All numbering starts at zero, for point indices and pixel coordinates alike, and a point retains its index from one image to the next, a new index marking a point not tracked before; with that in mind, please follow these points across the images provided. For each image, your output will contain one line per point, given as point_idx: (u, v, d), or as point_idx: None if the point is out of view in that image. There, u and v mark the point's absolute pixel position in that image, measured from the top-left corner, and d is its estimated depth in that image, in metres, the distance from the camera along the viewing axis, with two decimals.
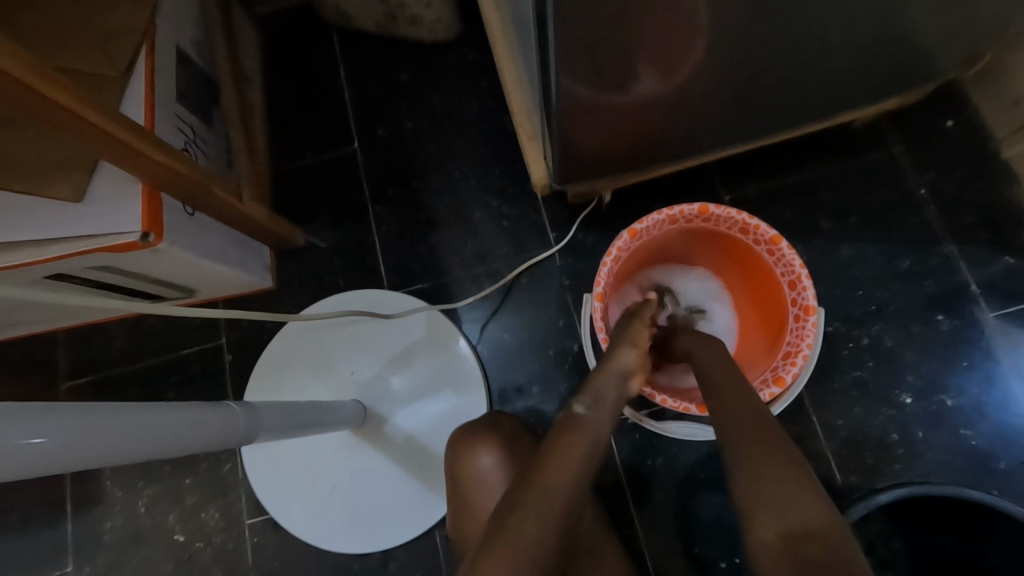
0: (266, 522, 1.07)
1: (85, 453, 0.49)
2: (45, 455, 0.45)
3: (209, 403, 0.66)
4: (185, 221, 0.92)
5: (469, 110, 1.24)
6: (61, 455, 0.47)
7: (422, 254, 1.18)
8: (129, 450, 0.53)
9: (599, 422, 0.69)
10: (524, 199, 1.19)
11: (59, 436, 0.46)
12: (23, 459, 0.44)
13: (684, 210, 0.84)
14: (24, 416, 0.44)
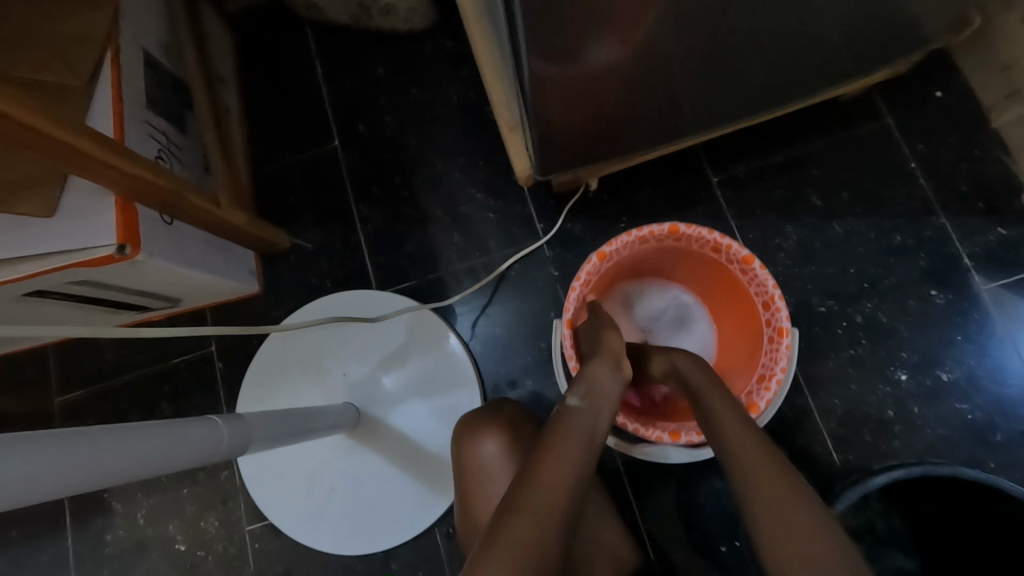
0: (267, 527, 1.07)
1: (58, 479, 0.47)
2: (16, 486, 0.43)
3: (191, 419, 0.63)
4: (163, 231, 0.90)
5: (450, 102, 1.22)
6: (31, 485, 0.44)
7: (410, 252, 1.16)
8: (106, 473, 0.51)
9: (593, 413, 0.68)
10: (509, 190, 1.17)
11: (31, 465, 0.44)
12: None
13: (652, 231, 0.81)
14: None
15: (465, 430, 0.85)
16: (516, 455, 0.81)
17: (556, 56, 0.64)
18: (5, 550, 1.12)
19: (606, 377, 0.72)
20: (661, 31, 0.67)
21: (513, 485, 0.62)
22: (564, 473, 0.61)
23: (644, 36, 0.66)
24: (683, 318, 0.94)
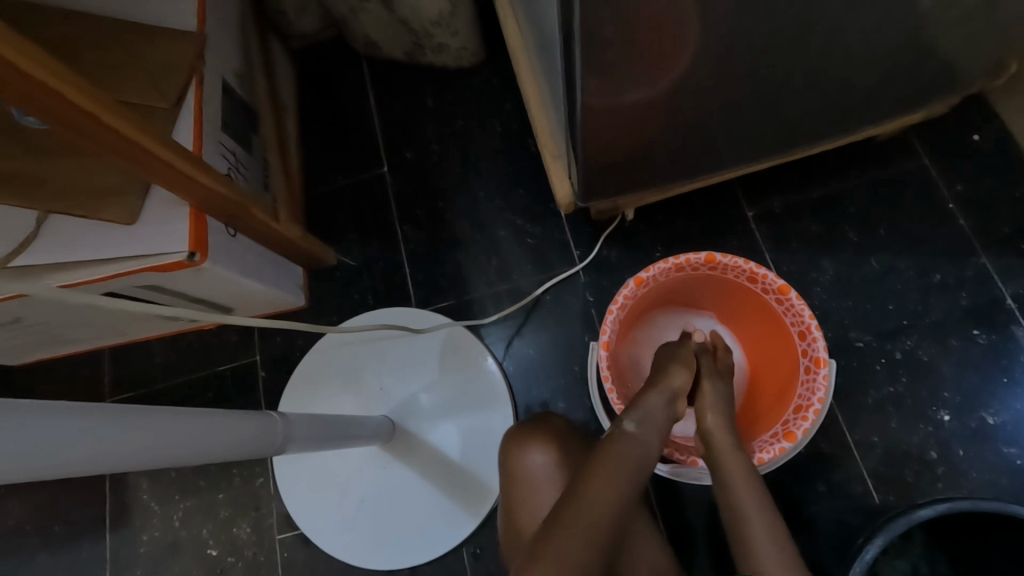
0: (297, 535, 1.08)
1: (130, 454, 0.51)
2: (94, 456, 0.48)
3: (251, 413, 0.67)
4: (227, 240, 0.97)
5: (494, 133, 1.28)
6: (106, 455, 0.49)
7: (450, 274, 1.21)
8: (172, 453, 0.55)
9: (645, 441, 0.71)
10: (548, 216, 1.21)
11: (108, 438, 0.48)
12: (73, 459, 0.46)
13: (690, 259, 0.83)
14: (80, 418, 0.46)
15: (509, 441, 0.87)
16: (560, 470, 0.82)
17: (606, 85, 0.69)
18: (45, 546, 1.15)
19: (662, 407, 0.73)
20: (704, 68, 0.71)
21: (564, 499, 0.64)
22: (612, 496, 0.63)
23: (687, 71, 0.71)
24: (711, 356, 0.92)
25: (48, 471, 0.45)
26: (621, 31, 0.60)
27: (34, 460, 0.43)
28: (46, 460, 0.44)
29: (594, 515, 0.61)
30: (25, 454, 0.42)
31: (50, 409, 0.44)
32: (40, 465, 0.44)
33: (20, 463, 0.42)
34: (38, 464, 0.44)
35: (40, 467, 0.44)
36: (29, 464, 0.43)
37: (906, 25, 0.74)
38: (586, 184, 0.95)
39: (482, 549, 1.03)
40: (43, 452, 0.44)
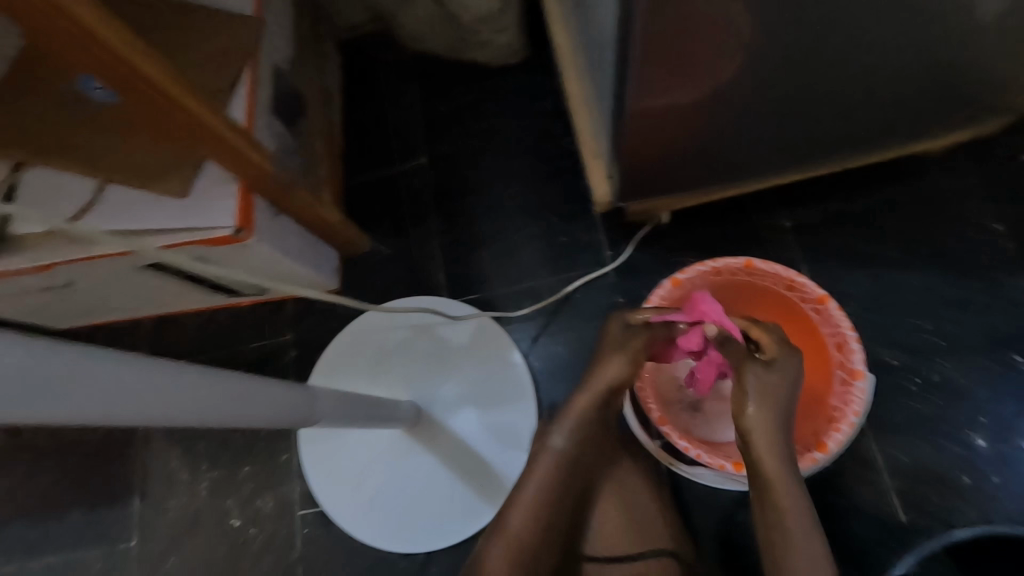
0: (317, 513, 1.10)
1: (194, 411, 0.52)
2: (167, 410, 0.49)
3: (285, 384, 0.69)
4: (272, 220, 1.00)
5: (532, 131, 1.29)
6: (176, 411, 0.50)
7: (481, 267, 1.22)
8: (222, 417, 0.57)
9: (575, 453, 0.72)
10: (581, 216, 1.21)
11: (183, 394, 0.50)
12: (153, 411, 0.47)
13: (727, 263, 0.83)
14: (164, 373, 0.48)
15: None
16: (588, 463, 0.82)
17: (657, 82, 0.69)
18: (77, 506, 1.19)
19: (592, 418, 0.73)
20: (755, 71, 0.71)
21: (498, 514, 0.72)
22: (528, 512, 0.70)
23: (739, 74, 0.71)
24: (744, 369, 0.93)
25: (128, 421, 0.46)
26: (676, 30, 0.60)
27: (124, 409, 0.44)
28: (133, 408, 0.45)
29: (516, 532, 0.69)
30: (119, 402, 0.44)
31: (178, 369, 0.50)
32: (127, 414, 0.45)
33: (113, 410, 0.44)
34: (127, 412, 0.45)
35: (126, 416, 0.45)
36: (118, 413, 0.44)
37: (966, 36, 0.72)
38: (625, 183, 0.96)
39: None
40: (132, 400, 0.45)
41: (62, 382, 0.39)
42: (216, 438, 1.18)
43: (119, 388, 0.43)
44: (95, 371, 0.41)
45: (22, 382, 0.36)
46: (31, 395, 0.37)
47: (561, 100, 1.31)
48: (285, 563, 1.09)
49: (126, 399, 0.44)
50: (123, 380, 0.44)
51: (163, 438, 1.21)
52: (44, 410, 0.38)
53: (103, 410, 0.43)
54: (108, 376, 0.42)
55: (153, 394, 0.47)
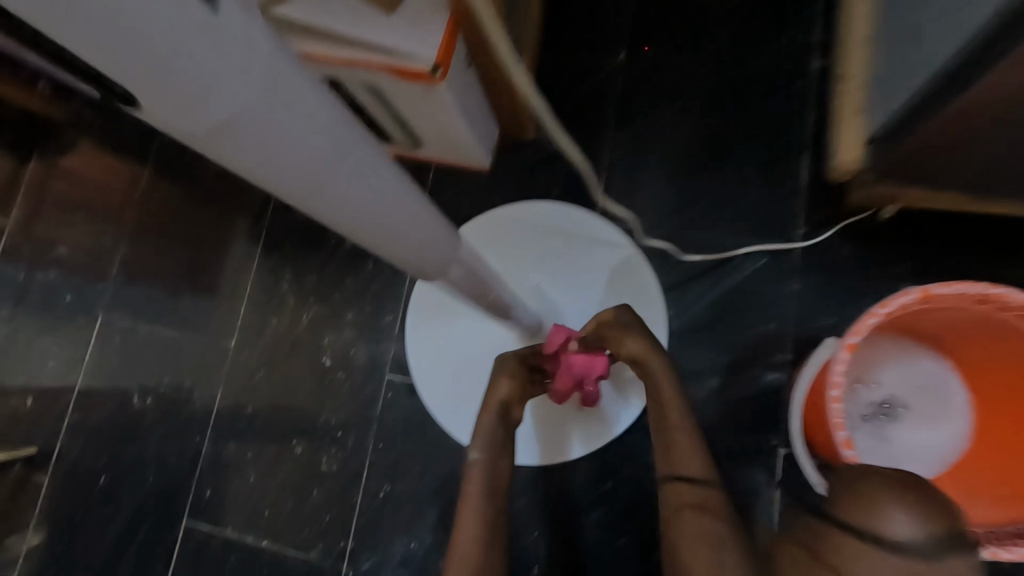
0: (405, 383, 1.10)
1: (350, 211, 0.47)
2: (327, 197, 0.44)
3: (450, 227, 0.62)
4: (465, 74, 0.90)
5: (763, 59, 1.08)
6: (332, 201, 0.44)
7: (648, 197, 1.08)
8: (373, 232, 0.51)
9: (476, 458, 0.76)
10: (783, 179, 1.03)
11: (348, 184, 0.44)
12: (310, 190, 0.42)
13: (1006, 296, 0.65)
14: (345, 144, 0.42)
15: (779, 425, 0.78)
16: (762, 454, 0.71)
17: None
18: None
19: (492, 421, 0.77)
20: None
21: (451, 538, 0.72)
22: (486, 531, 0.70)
23: None
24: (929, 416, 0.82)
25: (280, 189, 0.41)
26: None
27: (289, 172, 0.39)
28: (296, 175, 0.40)
29: (467, 548, 0.69)
30: (288, 160, 0.39)
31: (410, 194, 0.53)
32: (290, 177, 0.40)
33: (276, 167, 0.39)
34: (289, 178, 0.40)
35: (283, 179, 0.40)
36: (282, 173, 0.39)
37: None
38: (895, 152, 0.77)
39: (573, 480, 0.99)
40: (300, 165, 0.40)
41: (251, 108, 0.34)
42: (330, 277, 1.18)
43: (296, 144, 0.38)
44: (288, 107, 0.36)
45: (334, 139, 0.41)
46: (214, 104, 0.33)
47: (811, 32, 1.07)
48: (362, 416, 1.11)
49: (295, 160, 0.39)
50: (304, 137, 0.38)
51: (282, 259, 1.22)
52: (213, 131, 0.34)
53: (270, 161, 0.38)
54: (292, 124, 0.37)
55: (325, 168, 0.41)
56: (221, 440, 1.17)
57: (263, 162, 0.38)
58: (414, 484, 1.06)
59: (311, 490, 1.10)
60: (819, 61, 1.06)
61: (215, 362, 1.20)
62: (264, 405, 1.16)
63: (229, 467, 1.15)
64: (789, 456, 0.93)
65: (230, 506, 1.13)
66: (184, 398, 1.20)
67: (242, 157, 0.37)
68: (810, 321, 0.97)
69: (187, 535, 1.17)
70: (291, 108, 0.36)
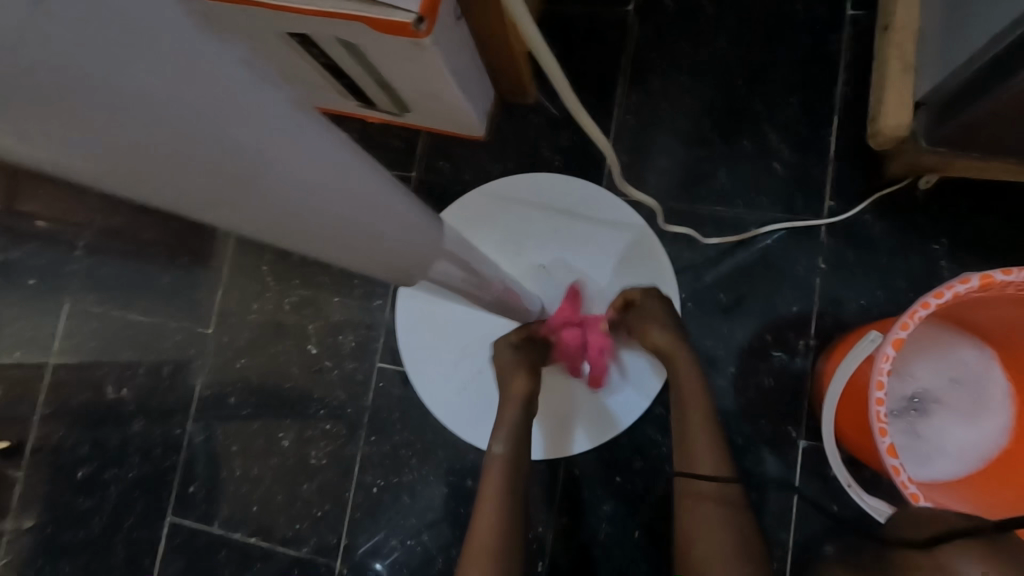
0: (400, 371, 1.03)
1: (292, 211, 0.33)
2: (261, 194, 0.30)
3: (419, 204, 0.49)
4: (455, 27, 0.79)
5: (791, 10, 0.96)
6: (266, 200, 0.31)
7: (661, 168, 0.98)
8: (325, 235, 0.38)
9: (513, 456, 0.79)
10: (811, 146, 0.94)
11: (284, 171, 0.31)
12: (230, 190, 0.28)
13: None
14: (264, 108, 0.28)
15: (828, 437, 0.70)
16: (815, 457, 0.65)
17: None
18: (164, 274, 1.14)
19: (514, 420, 0.81)
20: None
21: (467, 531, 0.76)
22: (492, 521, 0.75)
23: None
24: (961, 409, 0.76)
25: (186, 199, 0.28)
26: None
27: (198, 166, 0.26)
28: (209, 171, 0.26)
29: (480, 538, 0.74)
30: (193, 145, 0.25)
31: (399, 190, 0.45)
32: (202, 176, 0.26)
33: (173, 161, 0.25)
34: (198, 176, 0.26)
35: (187, 181, 0.26)
36: (186, 169, 0.26)
37: None
38: (957, 113, 0.67)
39: (580, 473, 0.94)
40: (207, 153, 0.26)
41: (156, 101, 0.23)
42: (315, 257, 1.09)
43: (200, 119, 0.25)
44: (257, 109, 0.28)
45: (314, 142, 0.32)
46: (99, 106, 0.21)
47: None
48: (354, 407, 1.04)
49: (202, 146, 0.25)
50: (207, 102, 0.25)
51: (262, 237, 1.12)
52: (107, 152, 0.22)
53: (161, 154, 0.24)
54: (183, 83, 0.23)
55: (246, 151, 0.28)
56: (204, 431, 1.09)
57: (151, 158, 0.24)
58: (411, 477, 1.00)
59: (303, 483, 1.04)
60: (854, 10, 0.94)
61: (195, 349, 1.12)
62: (249, 395, 1.09)
63: (215, 460, 1.08)
64: (811, 448, 0.87)
65: (217, 501, 1.07)
66: (163, 387, 1.12)
67: (119, 157, 0.23)
68: (837, 304, 0.89)
69: (172, 531, 1.08)
70: (168, 52, 0.23)
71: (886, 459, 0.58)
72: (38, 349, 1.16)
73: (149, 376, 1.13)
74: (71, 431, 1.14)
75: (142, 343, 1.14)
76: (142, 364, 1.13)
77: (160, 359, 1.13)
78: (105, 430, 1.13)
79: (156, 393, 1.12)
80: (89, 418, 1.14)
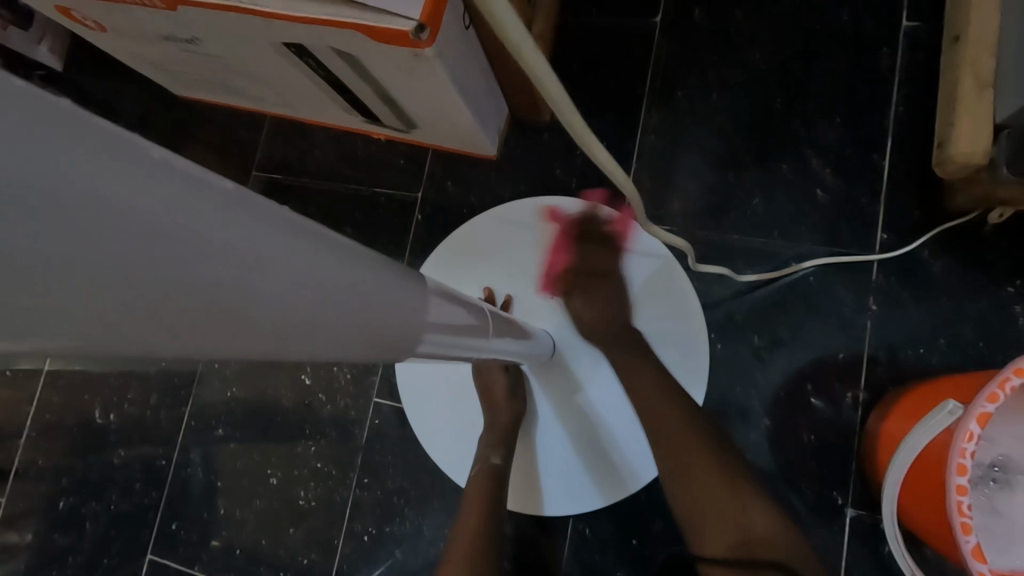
0: (396, 410, 0.94)
1: (287, 316, 0.26)
2: (206, 284, 0.21)
3: (411, 270, 0.41)
4: (462, 39, 0.71)
5: (836, 22, 0.87)
6: (218, 291, 0.22)
7: (686, 193, 0.89)
8: (317, 330, 0.29)
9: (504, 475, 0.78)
10: (858, 172, 0.83)
11: (261, 265, 0.24)
12: (157, 287, 0.20)
13: None
14: (174, 161, 0.20)
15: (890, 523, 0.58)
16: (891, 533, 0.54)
17: None
18: None
19: None
20: None
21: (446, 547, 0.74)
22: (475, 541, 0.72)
23: None
24: None
25: (95, 316, 0.19)
26: None
27: (136, 292, 0.19)
28: (111, 261, 0.18)
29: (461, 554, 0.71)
30: (70, 231, 0.17)
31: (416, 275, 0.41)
32: (101, 278, 0.18)
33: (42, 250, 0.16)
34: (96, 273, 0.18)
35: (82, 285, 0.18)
36: (118, 302, 0.19)
37: None
38: None
39: (591, 534, 0.84)
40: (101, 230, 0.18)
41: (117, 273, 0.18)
42: None
43: (69, 181, 0.17)
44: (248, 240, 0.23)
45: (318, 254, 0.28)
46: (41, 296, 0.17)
47: None
48: (346, 446, 0.96)
49: (87, 220, 0.17)
50: (122, 197, 0.18)
51: None
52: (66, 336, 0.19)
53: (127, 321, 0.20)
54: (79, 180, 0.17)
55: (163, 221, 0.19)
56: (188, 466, 1.02)
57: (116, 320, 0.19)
58: (405, 528, 0.91)
59: (288, 529, 0.96)
60: (908, 23, 0.85)
61: (183, 377, 1.06)
62: (235, 428, 1.01)
63: (198, 498, 1.01)
64: (860, 519, 0.76)
65: (199, 542, 0.99)
66: (149, 416, 1.06)
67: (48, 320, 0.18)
68: (889, 352, 0.78)
69: (151, 573, 1.01)
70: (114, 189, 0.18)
71: (972, 563, 0.47)
72: (27, 372, 1.12)
73: (135, 404, 1.07)
74: (55, 459, 1.09)
75: (131, 369, 1.08)
76: (129, 391, 1.08)
77: (147, 387, 1.07)
78: (89, 459, 1.07)
79: (140, 423, 1.06)
80: (73, 446, 1.08)
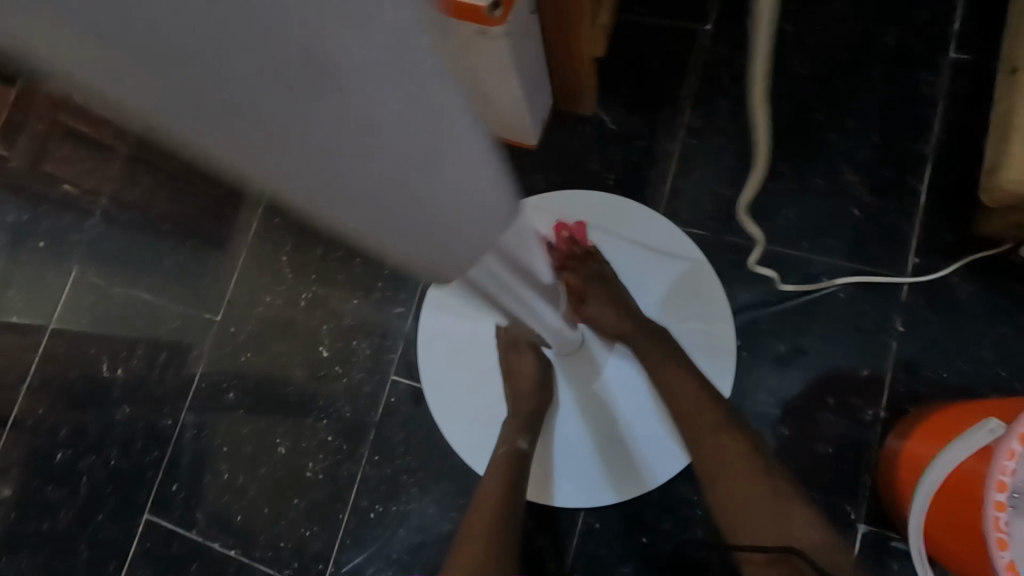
0: (412, 388, 0.94)
1: (373, 187, 0.25)
2: (324, 139, 0.21)
3: (513, 204, 0.40)
4: (527, 20, 0.71)
5: (885, 45, 0.88)
6: (328, 150, 0.22)
7: (723, 199, 0.89)
8: (405, 233, 0.30)
9: (523, 461, 0.78)
10: (896, 192, 0.84)
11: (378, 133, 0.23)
12: (280, 122, 0.20)
13: None
14: (384, 49, 0.21)
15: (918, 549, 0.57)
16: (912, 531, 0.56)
17: None
18: (174, 254, 1.07)
19: None
20: None
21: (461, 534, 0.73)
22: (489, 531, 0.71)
23: None
24: None
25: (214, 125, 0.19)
26: None
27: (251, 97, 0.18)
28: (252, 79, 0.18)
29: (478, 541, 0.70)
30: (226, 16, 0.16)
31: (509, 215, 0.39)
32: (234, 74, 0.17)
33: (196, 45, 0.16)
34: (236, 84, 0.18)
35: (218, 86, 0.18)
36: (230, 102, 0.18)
37: None
38: None
39: (600, 528, 0.83)
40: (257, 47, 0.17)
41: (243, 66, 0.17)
42: (337, 252, 1.02)
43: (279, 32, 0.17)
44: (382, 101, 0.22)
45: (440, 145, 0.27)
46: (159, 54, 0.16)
47: (952, 16, 0.87)
48: (357, 420, 0.95)
49: (253, 36, 0.17)
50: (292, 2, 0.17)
51: (283, 226, 1.05)
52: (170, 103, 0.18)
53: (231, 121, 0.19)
54: None
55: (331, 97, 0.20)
56: (193, 427, 1.01)
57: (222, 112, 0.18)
58: (411, 508, 0.90)
59: (291, 499, 0.94)
60: (956, 52, 0.86)
61: (195, 338, 1.04)
62: (244, 394, 1.00)
63: (200, 461, 0.99)
64: (871, 534, 0.76)
65: (197, 505, 0.98)
66: (156, 374, 1.04)
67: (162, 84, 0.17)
68: (913, 372, 0.79)
69: (145, 533, 0.99)
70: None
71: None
72: (33, 318, 1.10)
73: (143, 361, 1.05)
74: (52, 410, 1.06)
75: (141, 325, 1.06)
76: (138, 347, 1.06)
77: (157, 344, 1.05)
78: (90, 412, 1.05)
79: (146, 381, 1.04)
80: (74, 397, 1.06)
